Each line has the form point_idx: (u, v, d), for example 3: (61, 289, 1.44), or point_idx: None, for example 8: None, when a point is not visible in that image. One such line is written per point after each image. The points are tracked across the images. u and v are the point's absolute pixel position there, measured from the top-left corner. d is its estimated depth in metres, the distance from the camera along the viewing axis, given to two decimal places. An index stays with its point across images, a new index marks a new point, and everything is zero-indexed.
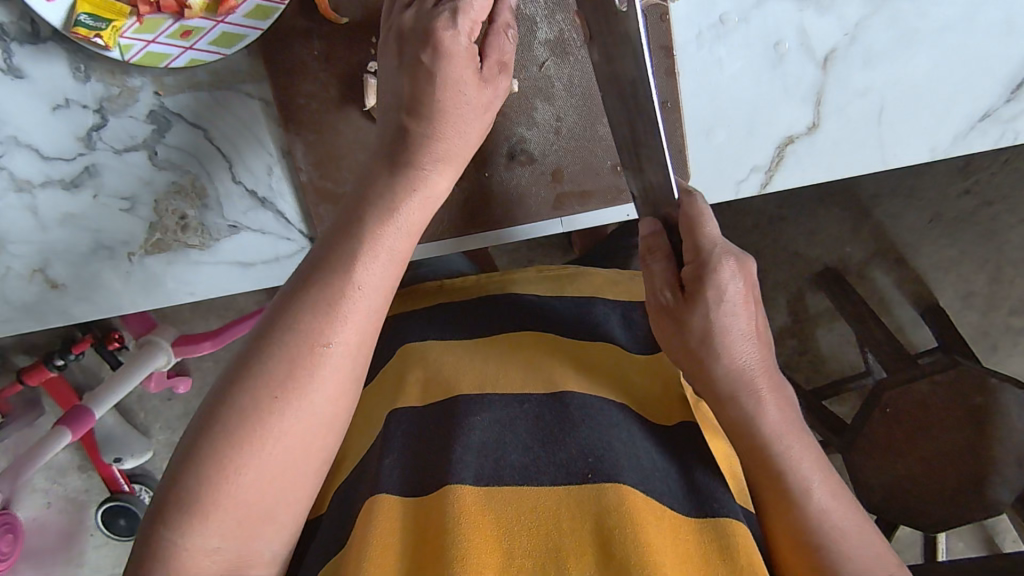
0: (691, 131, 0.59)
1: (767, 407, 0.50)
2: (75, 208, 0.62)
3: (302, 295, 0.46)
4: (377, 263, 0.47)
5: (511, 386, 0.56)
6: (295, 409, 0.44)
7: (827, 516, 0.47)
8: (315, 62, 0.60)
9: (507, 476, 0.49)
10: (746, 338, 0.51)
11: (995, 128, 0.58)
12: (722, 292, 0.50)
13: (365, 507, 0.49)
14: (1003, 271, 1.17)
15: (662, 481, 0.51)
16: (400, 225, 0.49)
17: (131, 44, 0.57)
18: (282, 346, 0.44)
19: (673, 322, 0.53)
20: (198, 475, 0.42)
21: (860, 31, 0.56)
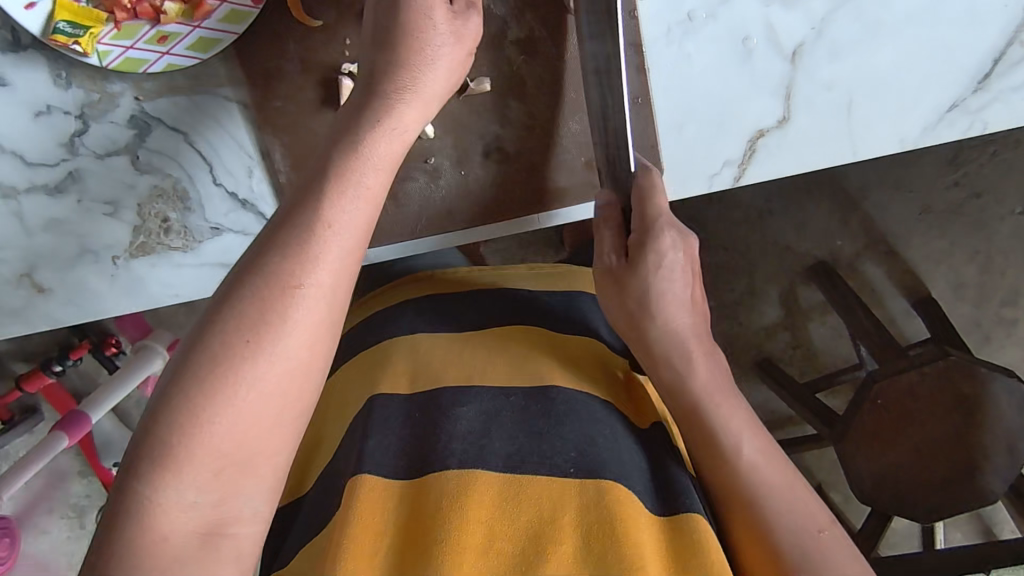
0: (663, 127, 0.59)
1: (701, 368, 0.53)
2: (60, 213, 0.63)
3: (274, 238, 0.45)
4: (348, 203, 0.46)
5: (498, 379, 0.56)
6: (271, 353, 0.42)
7: (756, 471, 0.49)
8: (291, 65, 0.61)
9: (490, 461, 0.50)
10: (683, 303, 0.54)
11: (963, 119, 0.59)
12: (661, 257, 0.54)
13: (348, 487, 0.50)
14: (993, 261, 1.18)
15: (640, 476, 0.52)
16: (368, 160, 0.48)
17: (109, 50, 0.58)
18: (255, 287, 0.43)
19: (615, 286, 0.55)
20: (170, 426, 0.40)
21: (825, 25, 0.57)
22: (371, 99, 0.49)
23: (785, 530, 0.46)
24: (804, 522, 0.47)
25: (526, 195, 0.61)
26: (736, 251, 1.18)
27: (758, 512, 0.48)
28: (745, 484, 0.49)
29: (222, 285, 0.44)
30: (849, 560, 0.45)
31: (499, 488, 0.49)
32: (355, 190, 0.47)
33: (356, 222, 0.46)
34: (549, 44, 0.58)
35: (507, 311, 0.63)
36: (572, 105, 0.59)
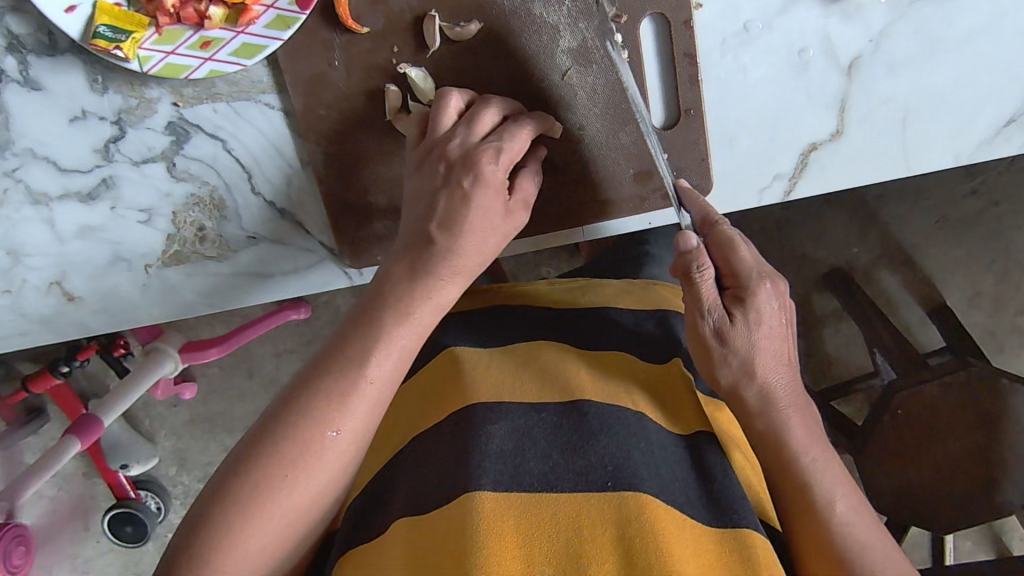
0: (714, 139, 0.59)
1: (796, 425, 0.52)
2: (93, 221, 0.62)
3: (315, 380, 0.47)
4: (381, 357, 0.48)
5: (528, 395, 0.54)
6: (303, 488, 0.46)
7: (851, 530, 0.49)
8: (333, 71, 0.58)
9: (526, 481, 0.48)
10: (779, 359, 0.53)
11: (1020, 135, 0.58)
12: (762, 313, 0.52)
13: (393, 527, 0.49)
14: (1009, 271, 1.17)
15: (682, 490, 0.50)
16: (414, 320, 0.49)
17: (150, 55, 0.57)
18: (292, 429, 0.46)
19: (711, 347, 0.53)
20: (201, 543, 0.44)
21: (884, 39, 0.56)
22: (425, 270, 0.49)
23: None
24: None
25: (570, 208, 0.61)
26: None
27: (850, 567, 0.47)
28: (838, 541, 0.48)
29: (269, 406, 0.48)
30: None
31: (535, 505, 0.47)
32: (386, 348, 0.48)
33: (385, 378, 0.48)
34: (603, 54, 0.56)
35: (530, 328, 0.62)
36: (624, 114, 0.57)
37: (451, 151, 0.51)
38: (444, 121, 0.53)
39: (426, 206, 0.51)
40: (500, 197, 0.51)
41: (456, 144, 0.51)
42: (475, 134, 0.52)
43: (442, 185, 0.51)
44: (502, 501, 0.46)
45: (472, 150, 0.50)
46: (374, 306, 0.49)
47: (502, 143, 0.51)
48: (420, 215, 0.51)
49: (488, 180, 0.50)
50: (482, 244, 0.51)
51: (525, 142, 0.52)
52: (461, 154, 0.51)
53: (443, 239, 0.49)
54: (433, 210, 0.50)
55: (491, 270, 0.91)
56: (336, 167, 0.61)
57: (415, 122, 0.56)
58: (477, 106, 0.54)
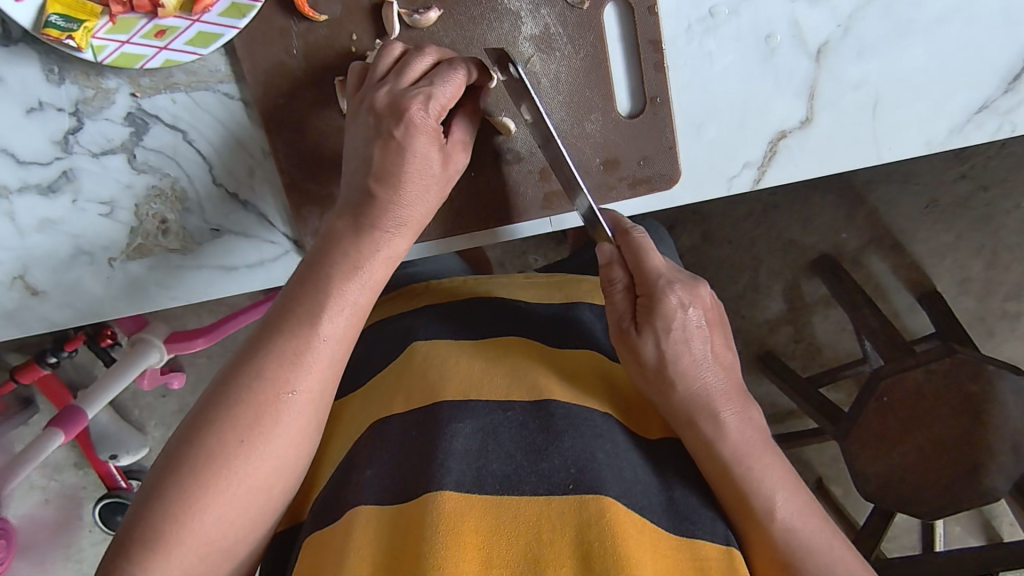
0: (682, 128, 0.57)
1: (730, 427, 0.51)
2: (54, 213, 0.61)
3: (270, 340, 0.47)
4: (334, 316, 0.48)
5: (495, 393, 0.53)
6: (262, 451, 0.46)
7: (796, 534, 0.49)
8: (293, 61, 0.58)
9: (487, 485, 0.47)
10: (702, 363, 0.52)
11: (994, 120, 0.57)
12: (670, 322, 0.51)
13: (347, 517, 0.47)
14: (999, 256, 1.16)
15: (644, 494, 0.49)
16: (362, 280, 0.50)
17: (104, 44, 0.55)
18: (247, 391, 0.46)
19: (626, 355, 0.53)
20: (160, 512, 0.43)
21: (853, 23, 0.55)
22: (369, 224, 0.50)
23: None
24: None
25: (537, 199, 0.60)
26: (739, 245, 1.16)
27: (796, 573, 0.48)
28: (783, 548, 0.48)
29: (217, 375, 0.47)
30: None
31: (496, 507, 0.46)
32: (335, 307, 0.48)
33: (338, 336, 0.48)
34: (565, 41, 0.55)
35: (501, 321, 0.61)
36: (590, 101, 0.56)
37: (379, 101, 0.51)
38: (379, 68, 0.53)
39: (362, 159, 0.51)
40: (435, 142, 0.51)
41: (384, 92, 0.51)
42: (406, 82, 0.51)
43: (374, 135, 0.51)
44: (461, 503, 0.45)
45: (401, 98, 0.50)
46: (316, 268, 0.49)
47: (432, 89, 0.50)
48: (356, 171, 0.51)
49: (422, 129, 0.50)
50: (423, 200, 0.52)
51: (460, 87, 0.51)
52: (389, 103, 0.50)
53: (381, 192, 0.50)
54: (368, 162, 0.51)
55: (473, 259, 0.90)
56: (298, 158, 0.60)
57: (354, 70, 0.55)
58: (412, 53, 0.53)
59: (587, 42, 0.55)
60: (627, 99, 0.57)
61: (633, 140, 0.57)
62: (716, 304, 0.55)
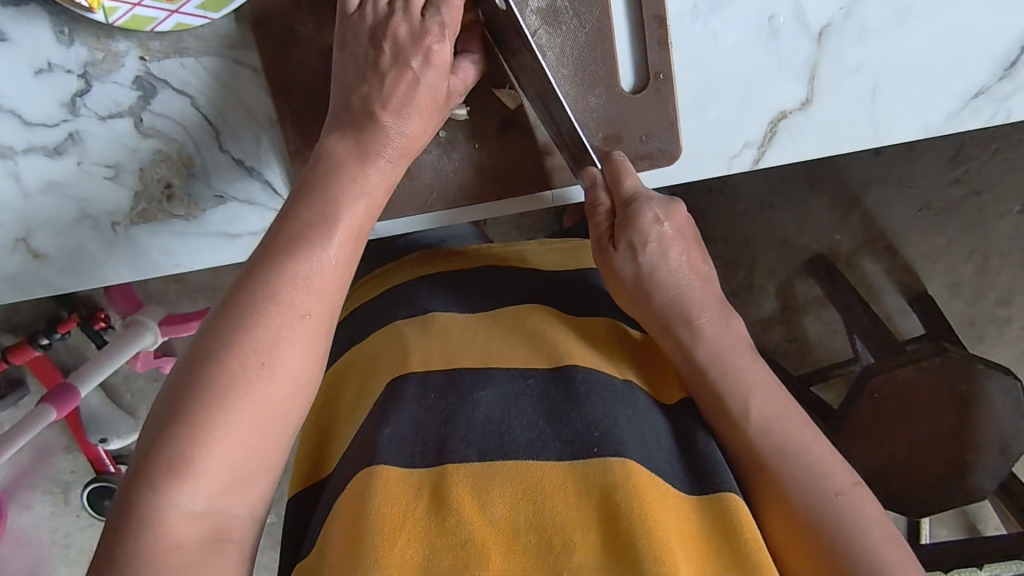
0: (684, 107, 0.58)
1: (707, 332, 0.52)
2: (59, 175, 0.61)
3: (272, 262, 0.46)
4: (332, 237, 0.48)
5: (514, 361, 0.53)
6: (277, 370, 0.45)
7: (770, 433, 0.49)
8: (305, 27, 0.59)
9: (511, 450, 0.47)
10: (680, 271, 0.54)
11: (988, 106, 0.58)
12: (646, 235, 0.54)
13: (364, 480, 0.46)
14: (989, 260, 1.17)
15: (665, 458, 0.49)
16: (364, 201, 0.50)
17: (115, 6, 0.56)
18: (257, 311, 0.45)
19: (608, 271, 0.56)
20: (180, 438, 0.42)
21: (855, 6, 0.56)
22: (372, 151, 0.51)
23: (801, 490, 0.47)
24: (823, 486, 0.47)
25: (538, 173, 0.61)
26: (734, 243, 1.17)
27: (773, 472, 0.48)
28: (759, 447, 0.49)
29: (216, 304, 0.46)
30: (872, 515, 0.46)
31: (519, 474, 0.46)
32: (339, 228, 0.49)
33: (339, 260, 0.48)
34: (571, 15, 0.56)
35: (518, 288, 0.61)
36: (595, 75, 0.57)
37: (392, 30, 0.51)
38: None
39: (359, 86, 0.52)
40: (445, 73, 0.52)
41: (399, 22, 0.51)
42: (417, 7, 0.51)
43: (390, 63, 0.52)
44: (485, 474, 0.46)
45: (421, 30, 0.51)
46: (316, 185, 0.50)
47: (442, 17, 0.51)
48: (363, 95, 0.52)
49: (438, 62, 0.52)
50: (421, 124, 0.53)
51: (460, 12, 0.52)
52: (404, 32, 0.51)
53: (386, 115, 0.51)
54: (378, 89, 0.51)
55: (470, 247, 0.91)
56: (303, 128, 0.61)
57: None
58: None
59: (593, 17, 0.56)
60: (631, 74, 0.58)
61: (636, 116, 0.58)
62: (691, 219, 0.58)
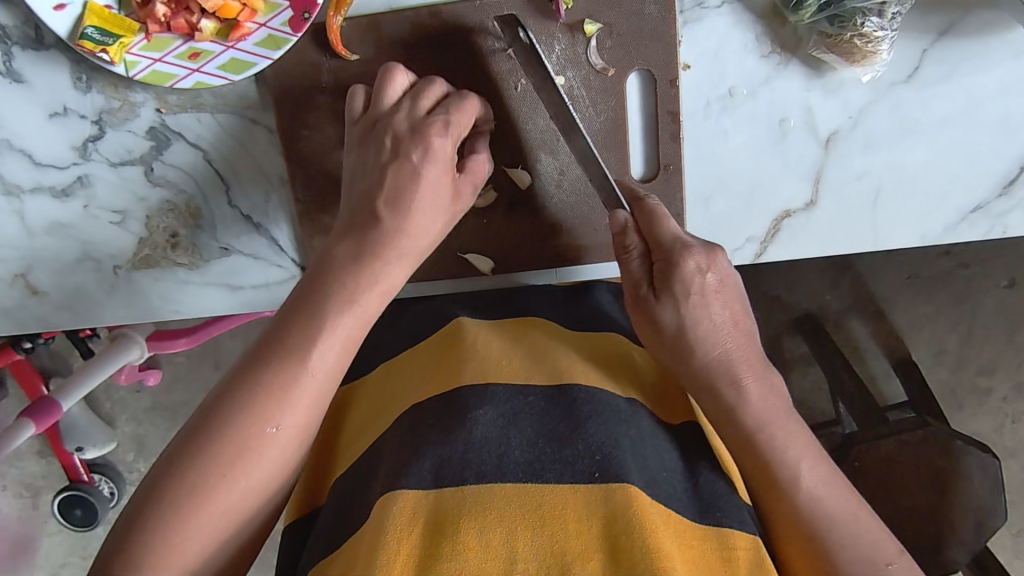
0: (691, 198, 0.59)
1: (752, 394, 0.50)
2: (64, 217, 0.62)
3: (256, 373, 0.45)
4: (322, 350, 0.46)
5: (516, 376, 0.51)
6: (238, 485, 0.44)
7: (819, 505, 0.47)
8: (322, 94, 0.58)
9: (510, 474, 0.44)
10: (721, 328, 0.51)
11: (985, 221, 0.59)
12: (689, 286, 0.51)
13: (382, 502, 0.44)
14: (974, 332, 1.14)
15: (668, 483, 0.47)
16: (355, 311, 0.48)
17: (137, 60, 0.56)
18: (232, 425, 0.44)
19: (646, 320, 0.53)
20: (135, 544, 0.42)
21: (863, 116, 0.57)
22: (370, 254, 0.49)
23: (851, 566, 0.46)
24: (874, 557, 0.46)
25: (543, 248, 0.62)
26: None
27: (822, 542, 0.46)
28: (802, 517, 0.47)
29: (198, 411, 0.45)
30: None
31: (520, 497, 0.43)
32: (330, 337, 0.47)
33: (328, 369, 0.47)
34: (586, 103, 0.57)
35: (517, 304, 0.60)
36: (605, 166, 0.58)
37: (397, 129, 0.51)
38: (386, 96, 0.53)
39: (375, 182, 0.51)
40: (448, 172, 0.51)
41: (401, 119, 0.52)
42: (421, 108, 0.53)
43: (389, 159, 0.51)
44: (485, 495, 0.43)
45: (421, 125, 0.51)
46: (311, 293, 0.48)
47: (448, 117, 0.52)
48: (366, 189, 0.51)
49: (439, 154, 0.51)
50: (430, 222, 0.51)
51: (474, 109, 0.53)
52: (408, 128, 0.51)
53: (387, 217, 0.50)
54: (380, 187, 0.50)
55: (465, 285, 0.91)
56: (316, 189, 0.60)
57: (357, 95, 0.55)
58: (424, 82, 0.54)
59: (608, 106, 0.57)
60: (642, 163, 0.58)
61: None
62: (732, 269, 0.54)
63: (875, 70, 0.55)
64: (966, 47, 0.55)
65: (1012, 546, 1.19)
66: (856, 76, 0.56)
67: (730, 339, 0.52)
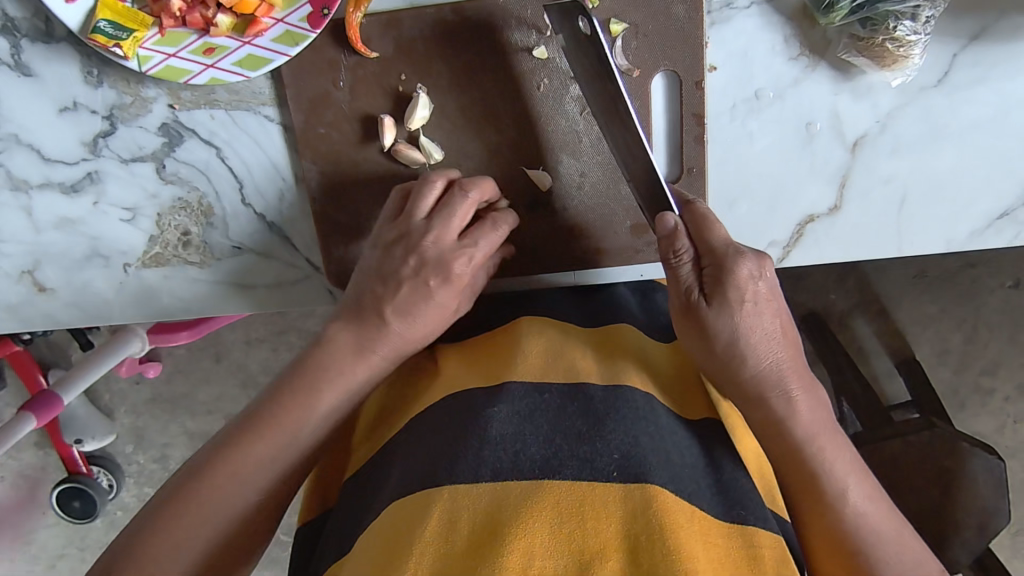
0: (714, 201, 0.58)
1: (801, 406, 0.49)
2: (74, 213, 0.60)
3: (244, 433, 0.50)
4: (305, 418, 0.51)
5: (531, 373, 0.49)
6: (211, 526, 0.49)
7: (865, 522, 0.48)
8: (338, 91, 0.57)
9: (525, 469, 0.43)
10: (772, 338, 0.50)
11: (1012, 228, 0.58)
12: (743, 293, 0.50)
13: (397, 505, 0.43)
14: (978, 332, 1.11)
15: (691, 481, 0.45)
16: (342, 386, 0.52)
17: (151, 55, 0.55)
18: (214, 476, 0.49)
19: (695, 329, 0.51)
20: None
21: (891, 120, 0.56)
22: (367, 337, 0.52)
23: None
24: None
25: (560, 249, 0.60)
26: None
27: (864, 558, 0.47)
28: (846, 533, 0.47)
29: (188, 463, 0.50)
30: None
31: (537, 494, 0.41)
32: (316, 408, 0.51)
33: (309, 437, 0.51)
34: None
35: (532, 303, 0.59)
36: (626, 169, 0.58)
37: (422, 246, 0.52)
38: (421, 208, 0.54)
39: (385, 288, 0.52)
40: (458, 296, 0.53)
41: (429, 244, 0.52)
42: (448, 228, 0.53)
43: (407, 276, 0.52)
44: (500, 491, 0.42)
45: (446, 256, 0.52)
46: (303, 366, 0.52)
47: (474, 250, 0.53)
48: (377, 294, 0.52)
49: (456, 282, 0.53)
50: (433, 328, 0.53)
51: (491, 190, 0.54)
52: (435, 252, 0.52)
53: (399, 321, 0.52)
54: (397, 298, 0.52)
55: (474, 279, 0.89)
56: (332, 187, 0.59)
57: (395, 198, 0.56)
58: (454, 197, 0.53)
59: (632, 108, 0.56)
60: (666, 164, 0.57)
61: None
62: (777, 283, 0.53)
63: (905, 75, 0.54)
64: (997, 51, 0.54)
65: (1010, 546, 1.17)
66: (885, 80, 0.55)
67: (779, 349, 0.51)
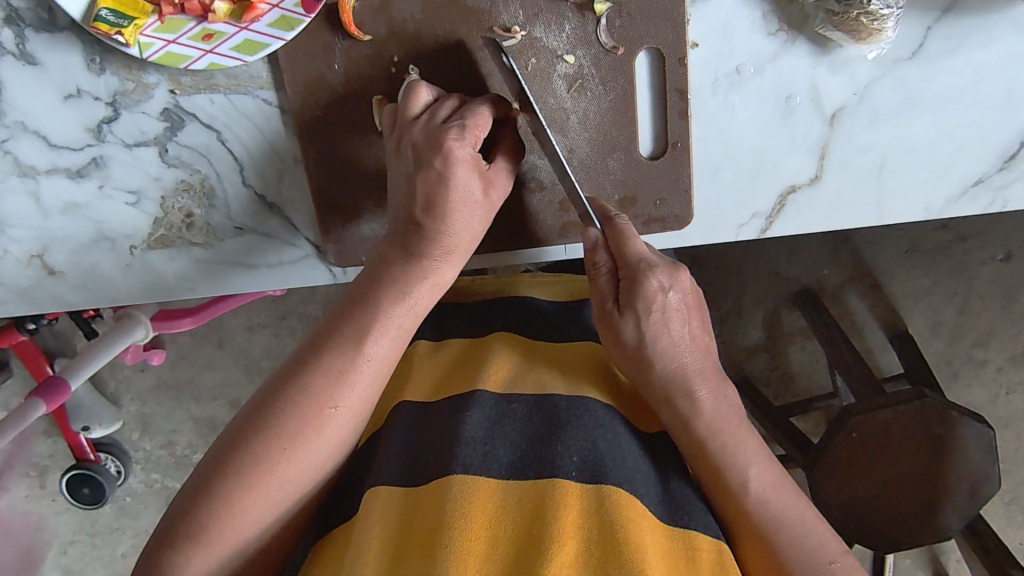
0: (699, 174, 0.60)
1: (704, 404, 0.53)
2: (79, 197, 0.62)
3: (315, 358, 0.49)
4: (385, 339, 0.51)
5: (502, 385, 0.55)
6: (303, 458, 0.48)
7: (768, 506, 0.51)
8: (333, 74, 0.58)
9: (494, 469, 0.48)
10: (680, 344, 0.54)
11: (986, 195, 0.60)
12: (651, 303, 0.53)
13: (365, 497, 0.49)
14: (969, 303, 1.13)
15: (642, 483, 0.51)
16: (410, 305, 0.52)
17: (151, 42, 0.56)
18: (294, 402, 0.48)
19: (608, 334, 0.55)
20: (201, 519, 0.45)
21: (868, 93, 0.58)
22: (419, 254, 0.53)
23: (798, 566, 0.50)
24: (818, 557, 0.50)
25: (553, 224, 0.63)
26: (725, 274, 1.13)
27: (768, 542, 0.51)
28: (754, 520, 0.51)
29: (260, 393, 0.49)
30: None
31: (500, 494, 0.47)
32: (391, 330, 0.51)
33: (383, 356, 0.51)
34: (597, 82, 0.57)
35: (509, 318, 0.62)
36: (615, 141, 0.59)
37: (416, 139, 0.53)
38: (411, 107, 0.54)
39: (406, 192, 0.53)
40: (475, 171, 0.53)
41: (418, 132, 0.53)
42: (438, 119, 0.54)
43: (413, 168, 0.53)
44: (470, 484, 0.46)
45: (435, 133, 0.52)
46: (368, 290, 0.52)
47: (464, 121, 0.53)
48: (404, 200, 0.53)
49: (460, 158, 0.52)
50: (469, 227, 0.54)
51: (489, 118, 0.54)
52: (427, 139, 0.53)
53: (427, 222, 0.52)
54: (413, 195, 0.53)
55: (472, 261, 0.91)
56: (329, 168, 0.61)
57: (387, 113, 0.57)
58: (442, 99, 0.55)
59: (618, 85, 0.57)
60: (651, 141, 0.59)
61: (651, 181, 0.60)
62: (693, 285, 0.57)
63: (880, 48, 0.56)
64: (970, 23, 0.56)
65: (1004, 514, 1.20)
66: (863, 53, 0.56)
67: (689, 353, 0.55)
